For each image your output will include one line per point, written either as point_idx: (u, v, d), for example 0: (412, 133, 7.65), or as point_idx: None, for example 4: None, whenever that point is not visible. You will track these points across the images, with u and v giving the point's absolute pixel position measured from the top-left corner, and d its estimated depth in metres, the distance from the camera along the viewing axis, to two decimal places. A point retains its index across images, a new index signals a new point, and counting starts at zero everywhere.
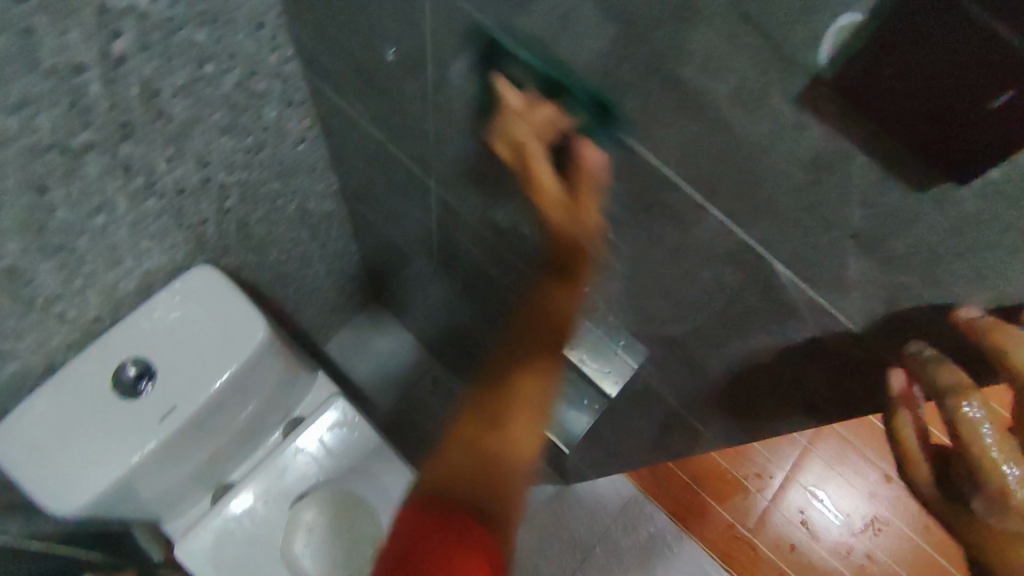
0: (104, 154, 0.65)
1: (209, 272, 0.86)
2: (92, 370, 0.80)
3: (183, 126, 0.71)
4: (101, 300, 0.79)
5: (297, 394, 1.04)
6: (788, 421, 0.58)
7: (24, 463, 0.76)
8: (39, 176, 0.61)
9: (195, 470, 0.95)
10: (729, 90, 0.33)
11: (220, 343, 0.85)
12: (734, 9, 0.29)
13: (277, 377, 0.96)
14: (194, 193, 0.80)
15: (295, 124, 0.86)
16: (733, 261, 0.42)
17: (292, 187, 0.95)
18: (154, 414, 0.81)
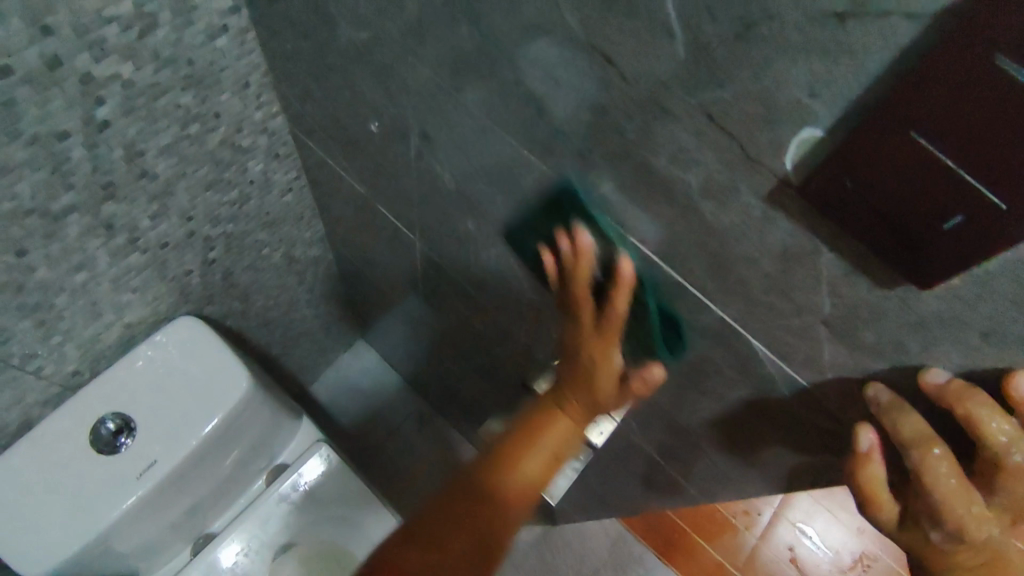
0: (86, 214, 0.65)
1: (193, 324, 0.86)
2: (69, 426, 0.78)
3: (167, 183, 0.71)
4: (81, 355, 0.78)
5: (281, 441, 1.01)
6: (771, 475, 0.59)
7: None
8: (18, 238, 0.60)
9: (175, 525, 0.91)
10: (699, 184, 0.34)
11: (202, 396, 0.84)
12: (701, 113, 0.30)
13: (261, 428, 0.94)
14: (178, 246, 0.79)
15: (281, 176, 0.86)
16: (710, 333, 0.43)
17: (278, 236, 0.95)
18: (134, 470, 0.79)
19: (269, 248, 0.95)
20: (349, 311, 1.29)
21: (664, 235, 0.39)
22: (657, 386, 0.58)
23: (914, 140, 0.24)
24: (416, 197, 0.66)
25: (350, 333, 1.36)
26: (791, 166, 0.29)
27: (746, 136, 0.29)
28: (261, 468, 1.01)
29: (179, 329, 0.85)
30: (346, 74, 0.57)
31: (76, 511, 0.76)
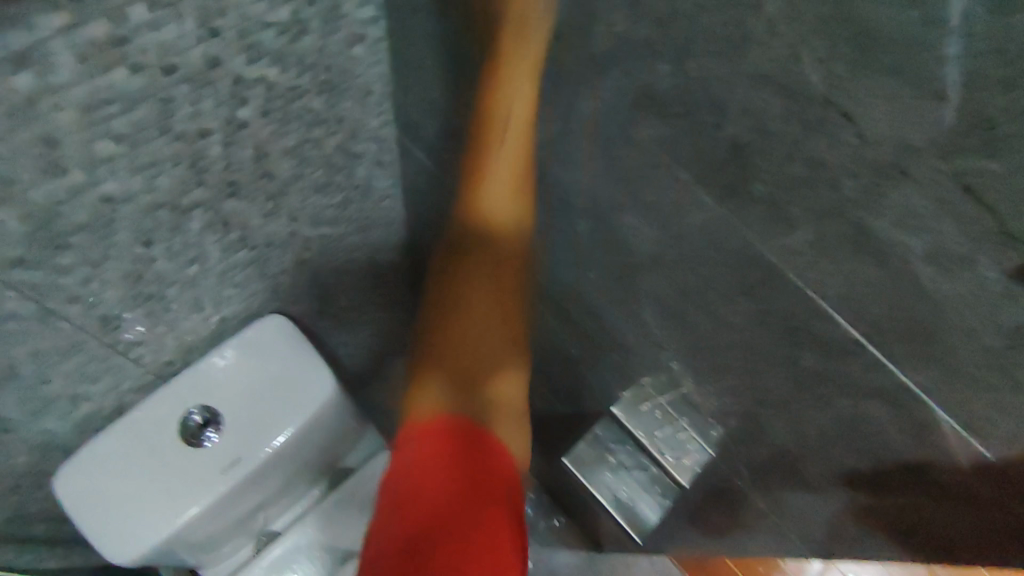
0: (209, 211, 0.65)
1: (281, 323, 0.85)
2: (160, 416, 0.78)
3: (283, 185, 0.71)
4: (176, 344, 0.78)
5: (346, 447, 1.00)
6: (897, 547, 0.56)
7: (88, 507, 0.74)
8: (148, 230, 0.60)
9: (243, 519, 0.91)
10: (924, 248, 0.32)
11: (286, 396, 0.83)
12: (956, 178, 0.29)
13: (335, 431, 0.94)
14: (279, 246, 0.79)
15: (380, 184, 0.85)
16: (884, 396, 0.42)
17: (366, 242, 0.94)
18: (218, 465, 0.80)
19: (356, 254, 0.94)
20: None
21: (854, 294, 0.38)
22: (787, 439, 0.56)
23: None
24: (535, 220, 0.65)
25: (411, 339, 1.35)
26: None
27: (1013, 213, 0.28)
28: (324, 471, 1.00)
29: (267, 327, 0.85)
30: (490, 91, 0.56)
31: (161, 501, 0.77)
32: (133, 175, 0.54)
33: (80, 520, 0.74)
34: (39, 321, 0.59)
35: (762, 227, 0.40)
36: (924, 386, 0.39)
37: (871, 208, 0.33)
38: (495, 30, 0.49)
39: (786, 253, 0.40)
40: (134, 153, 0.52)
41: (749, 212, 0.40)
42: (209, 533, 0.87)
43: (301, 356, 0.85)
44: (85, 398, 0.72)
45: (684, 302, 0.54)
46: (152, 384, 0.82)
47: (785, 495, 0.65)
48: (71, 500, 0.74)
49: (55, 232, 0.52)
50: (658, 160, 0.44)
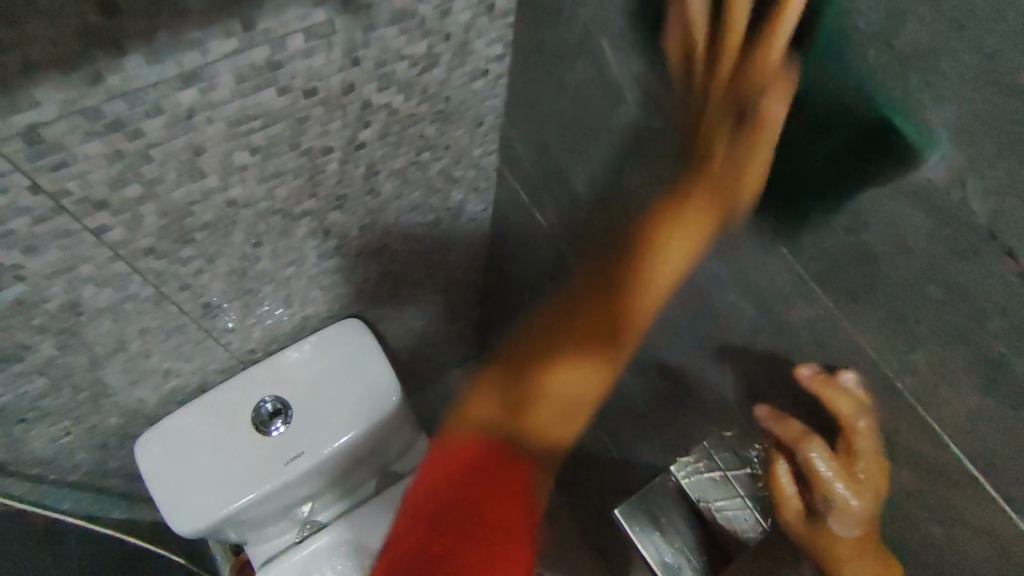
0: (315, 219, 0.67)
1: (359, 328, 0.88)
2: (237, 399, 0.82)
3: (385, 201, 0.73)
4: (260, 336, 0.82)
5: (395, 455, 1.01)
6: None
7: (161, 474, 0.78)
8: (259, 232, 0.63)
9: (293, 506, 0.94)
10: None
11: (355, 399, 0.85)
12: None
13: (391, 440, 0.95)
14: (369, 255, 0.81)
15: (473, 207, 0.87)
16: (988, 533, 0.39)
17: (449, 259, 0.95)
18: (282, 455, 0.82)
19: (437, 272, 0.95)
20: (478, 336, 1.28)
21: (972, 427, 0.37)
22: None
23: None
24: None
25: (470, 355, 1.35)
26: None
27: None
28: (372, 473, 1.02)
29: (348, 329, 0.88)
30: (604, 146, 0.56)
31: (224, 481, 0.79)
32: (257, 182, 0.57)
33: (151, 485, 0.78)
34: (152, 303, 0.63)
35: (880, 344, 0.40)
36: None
37: (1017, 349, 0.32)
38: (626, 93, 0.49)
39: (902, 371, 0.39)
40: (263, 164, 0.55)
41: (871, 324, 0.39)
42: (260, 516, 0.90)
43: (374, 362, 0.87)
44: (175, 374, 0.77)
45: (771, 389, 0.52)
46: (233, 368, 0.86)
47: None
48: (147, 465, 0.78)
49: (182, 227, 0.56)
50: (783, 252, 0.43)
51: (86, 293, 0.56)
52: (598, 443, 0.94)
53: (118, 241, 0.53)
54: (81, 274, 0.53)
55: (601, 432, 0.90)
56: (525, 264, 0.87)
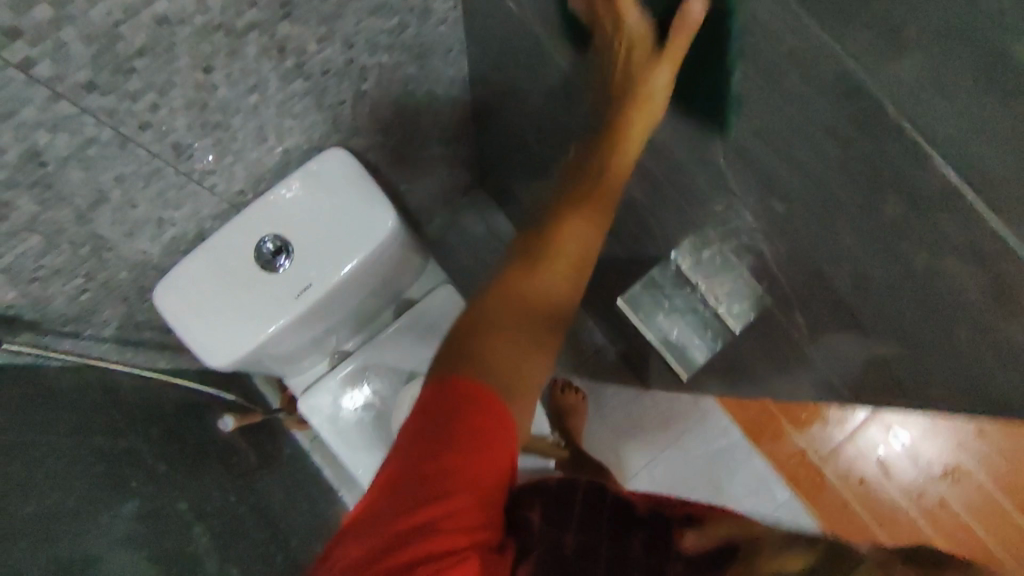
0: (264, 35, 0.62)
1: (345, 156, 0.86)
2: (236, 241, 0.83)
3: (338, 6, 0.67)
4: (246, 175, 0.80)
5: (405, 284, 1.04)
6: (945, 404, 0.56)
7: (182, 318, 0.82)
8: (206, 55, 0.59)
9: (318, 337, 0.99)
10: None
11: (353, 228, 0.85)
12: None
13: (400, 266, 0.97)
14: (338, 74, 0.76)
15: (440, 6, 0.79)
16: (982, 256, 0.38)
17: (426, 71, 0.88)
18: (292, 289, 0.84)
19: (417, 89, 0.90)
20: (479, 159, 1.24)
21: (956, 140, 0.35)
22: (857, 299, 0.54)
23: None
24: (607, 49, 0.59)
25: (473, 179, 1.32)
26: None
27: None
28: (388, 302, 1.05)
29: (333, 160, 0.85)
30: None
31: (242, 318, 0.83)
32: None
33: (176, 329, 0.82)
34: (117, 146, 0.61)
35: (878, 73, 0.36)
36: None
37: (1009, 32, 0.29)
38: None
39: (900, 97, 0.36)
40: None
41: (869, 47, 0.36)
42: (289, 349, 0.95)
43: (365, 190, 0.85)
44: (170, 224, 0.77)
45: (767, 147, 0.49)
46: (229, 213, 0.85)
47: (838, 348, 0.64)
48: (167, 311, 0.82)
49: (117, 56, 0.52)
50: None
51: (43, 139, 0.54)
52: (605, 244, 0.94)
53: (53, 76, 0.50)
54: (26, 118, 0.52)
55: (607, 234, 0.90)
56: (510, 65, 0.81)
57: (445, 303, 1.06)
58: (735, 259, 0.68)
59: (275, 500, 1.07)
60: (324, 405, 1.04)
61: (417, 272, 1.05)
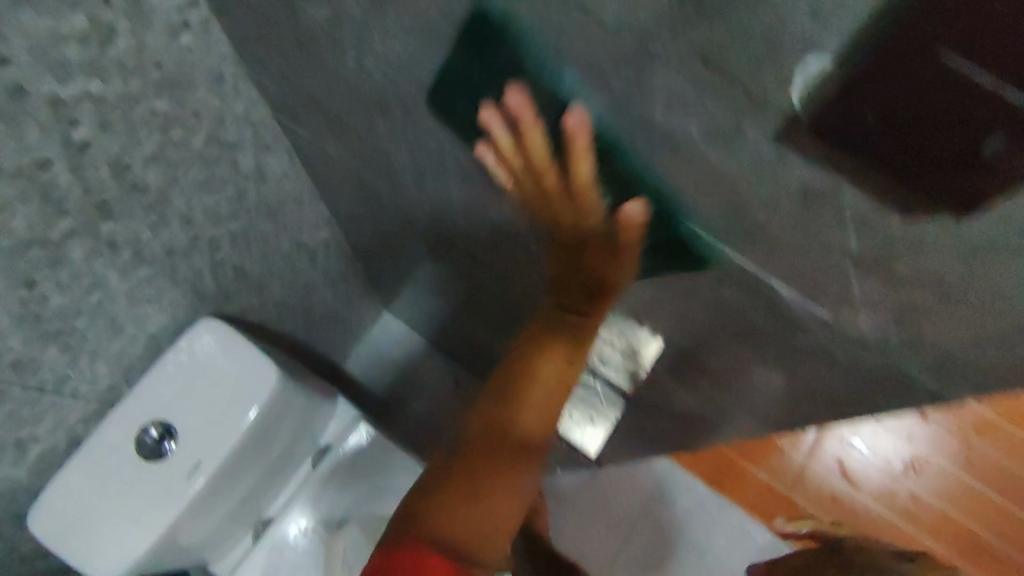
0: (86, 236, 0.53)
1: (215, 322, 0.72)
2: (110, 443, 0.67)
3: (161, 193, 0.58)
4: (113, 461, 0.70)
5: (321, 422, 0.89)
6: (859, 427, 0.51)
7: (63, 539, 0.65)
8: (23, 271, 0.49)
9: (233, 508, 0.82)
10: (780, 133, 0.25)
11: (237, 396, 0.71)
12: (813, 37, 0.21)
13: (303, 404, 0.83)
14: (186, 252, 0.65)
15: (273, 165, 0.70)
16: (876, 349, 0.33)
17: (281, 224, 0.79)
18: (178, 474, 0.68)
19: (286, 243, 0.82)
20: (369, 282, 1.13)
21: (773, 247, 0.31)
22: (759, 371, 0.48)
23: (983, 89, 0.19)
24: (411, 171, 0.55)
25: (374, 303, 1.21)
26: (796, 103, 0.23)
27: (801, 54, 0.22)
28: (297, 454, 0.89)
29: (202, 334, 0.72)
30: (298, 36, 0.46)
31: (136, 521, 0.67)
32: None
33: (59, 552, 0.65)
34: None
35: (723, 222, 0.31)
36: (932, 379, 0.32)
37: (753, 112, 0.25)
38: None
39: (746, 233, 0.31)
40: None
41: (717, 124, 0.26)
42: (199, 533, 0.78)
43: (242, 350, 0.72)
44: (31, 442, 0.61)
45: (608, 278, 0.49)
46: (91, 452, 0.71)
47: (762, 402, 0.59)
48: (44, 532, 0.65)
49: None
50: (492, 127, 0.39)
51: None
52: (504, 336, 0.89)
53: None
54: None
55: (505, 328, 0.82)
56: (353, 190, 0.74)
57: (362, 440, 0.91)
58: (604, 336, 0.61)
59: None
60: None
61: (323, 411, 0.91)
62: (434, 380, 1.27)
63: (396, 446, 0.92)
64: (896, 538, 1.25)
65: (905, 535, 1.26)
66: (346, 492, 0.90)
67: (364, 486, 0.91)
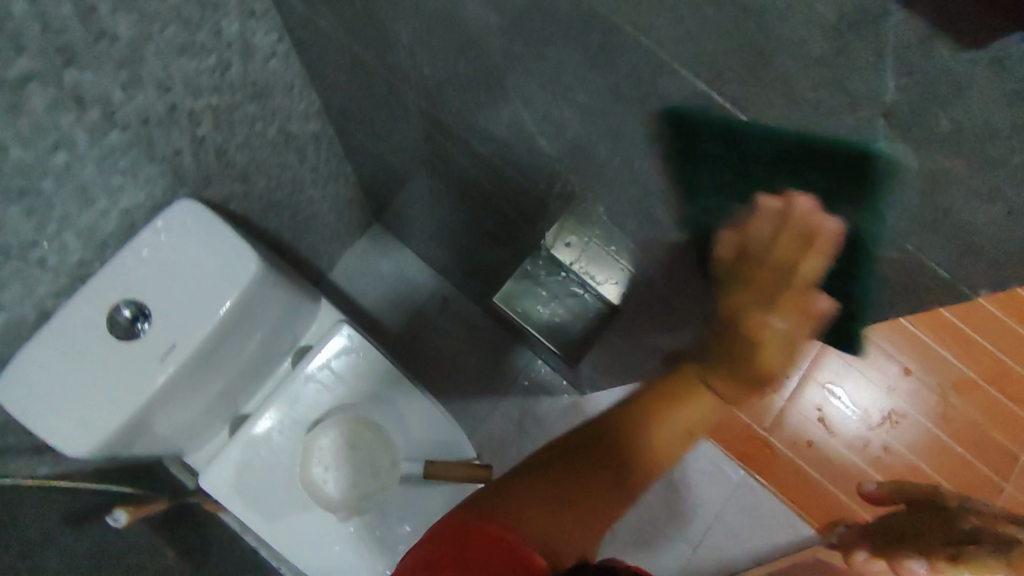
0: (48, 85, 0.49)
1: (193, 204, 0.69)
2: (80, 319, 0.65)
3: (134, 49, 0.53)
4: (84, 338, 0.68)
5: (303, 323, 0.90)
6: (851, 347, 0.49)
7: (31, 411, 0.63)
8: None
9: (210, 400, 0.81)
10: None
11: (215, 281, 0.68)
12: None
13: (284, 301, 0.81)
14: (163, 123, 0.61)
15: (261, 39, 0.65)
16: (889, 237, 0.30)
17: (269, 111, 0.74)
18: (152, 355, 0.67)
19: (273, 132, 0.77)
20: (360, 190, 1.09)
21: (793, 107, 0.27)
22: None
23: None
24: (406, 42, 0.50)
25: (365, 213, 1.17)
26: None
27: None
28: (276, 352, 0.88)
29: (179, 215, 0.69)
30: None
31: (108, 399, 0.65)
32: None
33: (28, 425, 0.64)
34: None
35: (743, 80, 0.28)
36: (945, 270, 0.30)
37: None
38: None
39: (768, 91, 0.28)
40: None
41: None
42: (174, 421, 0.78)
43: (221, 235, 0.69)
44: None
45: (602, 178, 0.46)
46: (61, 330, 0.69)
47: None
48: (10, 404, 0.63)
49: None
50: None
51: None
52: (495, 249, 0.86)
53: None
54: None
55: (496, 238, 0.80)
56: (345, 79, 0.68)
57: (343, 344, 0.90)
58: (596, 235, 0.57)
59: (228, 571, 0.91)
60: (228, 479, 0.86)
61: (305, 313, 0.89)
62: (421, 297, 1.25)
63: (378, 352, 0.91)
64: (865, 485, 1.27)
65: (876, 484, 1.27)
66: (325, 394, 0.89)
67: (344, 390, 0.90)
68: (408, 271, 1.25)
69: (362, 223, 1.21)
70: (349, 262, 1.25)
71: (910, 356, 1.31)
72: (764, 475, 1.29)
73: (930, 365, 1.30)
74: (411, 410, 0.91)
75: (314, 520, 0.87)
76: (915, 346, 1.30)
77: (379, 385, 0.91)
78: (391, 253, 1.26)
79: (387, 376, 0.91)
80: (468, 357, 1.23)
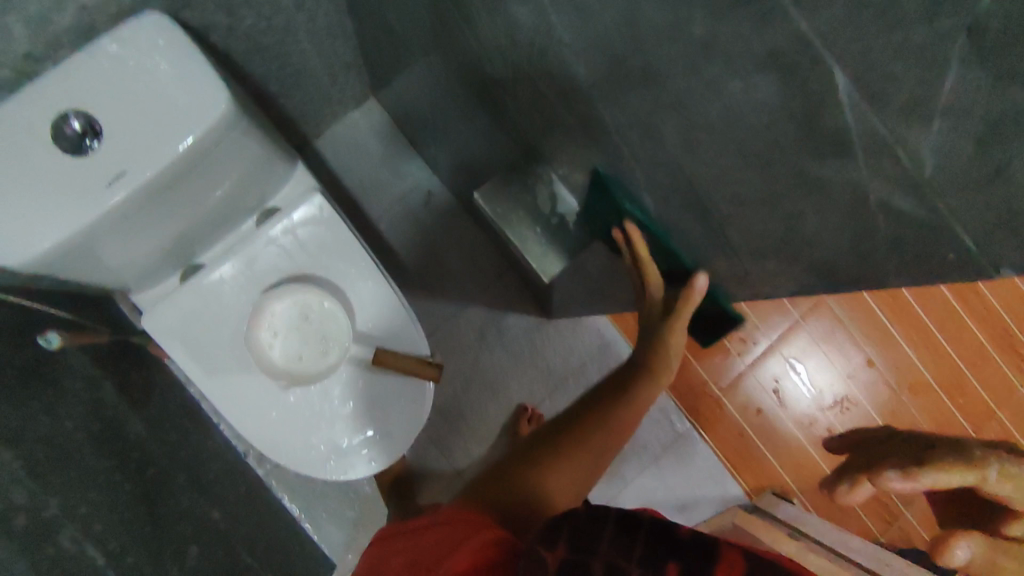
0: None
1: (163, 20, 0.62)
2: (20, 119, 0.59)
3: None
4: None
5: (275, 182, 0.84)
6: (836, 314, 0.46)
7: None
8: None
9: (166, 242, 0.77)
10: None
11: (176, 110, 0.62)
12: None
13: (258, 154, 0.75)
14: None
15: None
16: (921, 193, 0.26)
17: None
18: (96, 176, 0.61)
19: None
20: (360, 54, 1.00)
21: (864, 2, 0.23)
22: (757, 222, 0.42)
23: None
24: None
25: (360, 82, 1.09)
26: None
27: None
28: (242, 207, 0.83)
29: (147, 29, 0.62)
30: None
31: (41, 213, 0.60)
32: None
33: None
34: None
35: None
36: (974, 242, 0.26)
37: None
38: None
39: None
40: None
41: None
42: (124, 254, 0.74)
43: (193, 62, 0.63)
44: None
45: (616, 79, 0.41)
46: None
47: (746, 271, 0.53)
48: None
49: None
50: None
51: None
52: (490, 146, 0.80)
53: None
54: None
55: (494, 132, 0.73)
56: None
57: (311, 213, 0.85)
58: (600, 147, 0.53)
59: (164, 414, 0.90)
60: (171, 326, 0.83)
61: (279, 173, 0.83)
62: (407, 185, 1.19)
63: (349, 229, 0.87)
64: (802, 461, 1.30)
65: (812, 461, 1.30)
66: (286, 261, 0.86)
67: (306, 261, 0.87)
68: (398, 156, 1.19)
69: (357, 94, 1.13)
70: (339, 133, 1.17)
71: (878, 347, 1.30)
72: (709, 431, 1.31)
73: (894, 359, 1.30)
74: (372, 296, 0.88)
75: (254, 384, 0.86)
76: (884, 337, 1.30)
77: (343, 264, 0.87)
78: (383, 133, 1.18)
79: (351, 255, 0.87)
80: (444, 257, 1.19)
